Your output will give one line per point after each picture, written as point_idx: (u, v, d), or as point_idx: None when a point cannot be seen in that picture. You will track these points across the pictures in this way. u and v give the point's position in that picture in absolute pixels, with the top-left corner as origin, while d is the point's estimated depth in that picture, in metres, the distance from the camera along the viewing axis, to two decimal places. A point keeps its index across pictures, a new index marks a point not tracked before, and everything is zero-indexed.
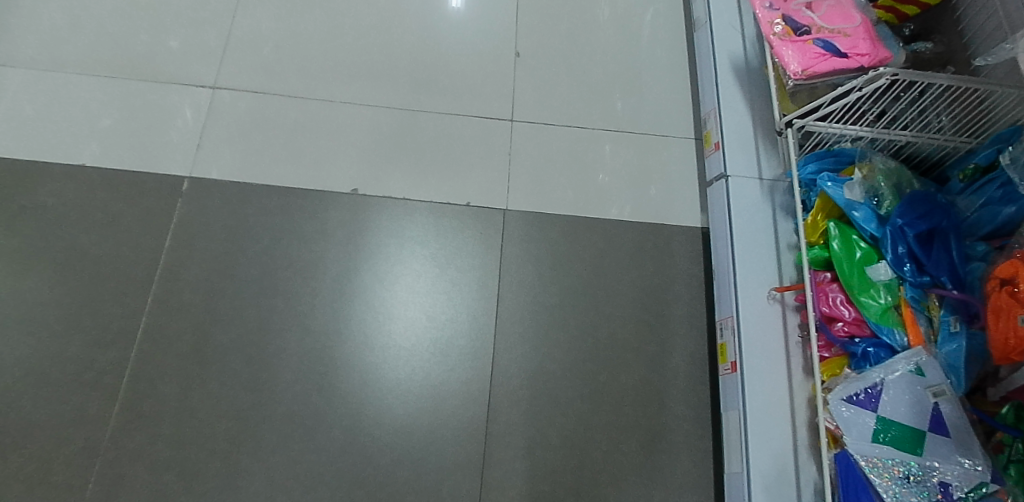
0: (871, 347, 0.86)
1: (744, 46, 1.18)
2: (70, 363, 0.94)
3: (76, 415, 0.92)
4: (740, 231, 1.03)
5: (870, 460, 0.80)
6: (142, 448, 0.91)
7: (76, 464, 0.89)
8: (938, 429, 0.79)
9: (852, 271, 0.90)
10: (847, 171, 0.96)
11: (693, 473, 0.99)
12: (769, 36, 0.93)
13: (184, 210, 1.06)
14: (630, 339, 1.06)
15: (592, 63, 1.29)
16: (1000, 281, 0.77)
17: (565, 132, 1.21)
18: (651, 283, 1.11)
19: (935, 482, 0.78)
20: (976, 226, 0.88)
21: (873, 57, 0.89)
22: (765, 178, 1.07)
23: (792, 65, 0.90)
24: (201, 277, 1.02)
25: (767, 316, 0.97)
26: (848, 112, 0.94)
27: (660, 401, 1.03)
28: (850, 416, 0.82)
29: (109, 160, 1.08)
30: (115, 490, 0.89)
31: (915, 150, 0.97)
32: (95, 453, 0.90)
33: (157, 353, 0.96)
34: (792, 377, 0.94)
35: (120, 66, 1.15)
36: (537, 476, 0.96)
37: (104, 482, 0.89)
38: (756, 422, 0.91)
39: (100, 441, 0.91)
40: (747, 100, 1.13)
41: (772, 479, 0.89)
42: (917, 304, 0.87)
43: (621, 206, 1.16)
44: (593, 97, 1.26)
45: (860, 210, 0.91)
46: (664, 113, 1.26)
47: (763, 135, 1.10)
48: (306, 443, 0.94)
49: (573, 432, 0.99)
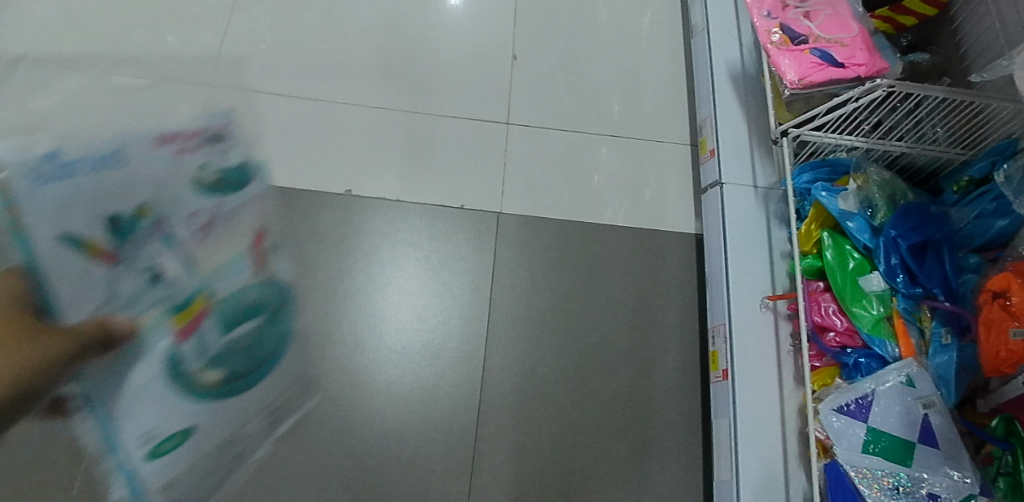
0: (863, 358, 0.86)
1: (741, 53, 1.18)
2: None
3: None
4: (733, 239, 1.03)
5: (860, 471, 0.79)
6: None
7: (60, 463, 0.88)
8: (928, 441, 0.79)
9: (845, 281, 0.90)
10: (841, 182, 0.96)
11: (682, 480, 0.99)
12: (766, 45, 0.93)
13: None
14: (622, 344, 1.06)
15: (589, 68, 1.29)
16: (992, 293, 0.77)
17: (561, 135, 1.21)
18: (643, 288, 1.10)
19: (924, 493, 0.77)
20: (969, 237, 0.88)
21: (870, 67, 0.89)
22: (759, 185, 1.07)
23: (789, 74, 0.90)
24: None
25: (759, 325, 0.97)
26: (844, 122, 0.94)
27: (650, 406, 1.03)
28: (840, 426, 0.82)
29: None
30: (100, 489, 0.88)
31: (910, 161, 0.98)
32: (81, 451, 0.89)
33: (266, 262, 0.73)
34: (783, 386, 0.94)
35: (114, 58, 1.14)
36: (526, 480, 0.96)
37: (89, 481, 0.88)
38: (747, 431, 0.91)
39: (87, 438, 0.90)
40: (742, 108, 1.14)
41: (762, 488, 0.88)
42: (909, 315, 0.87)
43: (616, 210, 1.16)
44: (590, 101, 1.26)
45: (854, 220, 0.91)
46: (660, 119, 1.27)
47: (758, 142, 1.10)
48: (294, 444, 0.93)
49: (564, 437, 0.99)
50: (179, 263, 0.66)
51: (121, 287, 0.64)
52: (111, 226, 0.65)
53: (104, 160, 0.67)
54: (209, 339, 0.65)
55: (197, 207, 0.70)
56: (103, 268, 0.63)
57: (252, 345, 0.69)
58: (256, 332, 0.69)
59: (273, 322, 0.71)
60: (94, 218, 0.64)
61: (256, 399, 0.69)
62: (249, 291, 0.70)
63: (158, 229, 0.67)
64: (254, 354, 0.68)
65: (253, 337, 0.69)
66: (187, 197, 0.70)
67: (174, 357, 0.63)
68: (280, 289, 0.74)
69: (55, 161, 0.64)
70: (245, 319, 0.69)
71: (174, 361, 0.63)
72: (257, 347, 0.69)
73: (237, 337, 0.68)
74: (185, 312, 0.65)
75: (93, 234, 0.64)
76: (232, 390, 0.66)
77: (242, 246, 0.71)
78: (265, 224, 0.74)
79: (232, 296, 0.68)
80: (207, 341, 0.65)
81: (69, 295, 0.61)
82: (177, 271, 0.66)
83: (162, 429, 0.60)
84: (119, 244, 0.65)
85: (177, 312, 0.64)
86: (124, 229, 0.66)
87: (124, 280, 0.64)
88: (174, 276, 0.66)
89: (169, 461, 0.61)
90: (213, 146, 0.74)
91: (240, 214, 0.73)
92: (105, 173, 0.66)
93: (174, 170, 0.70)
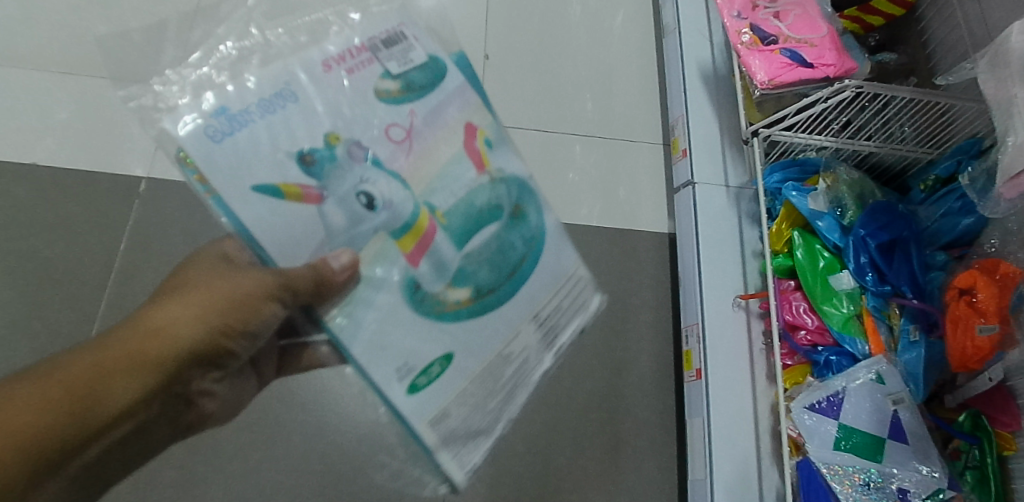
0: (833, 356, 0.87)
1: (712, 53, 1.19)
2: (19, 370, 0.92)
3: None
4: (705, 238, 1.03)
5: (832, 468, 0.80)
6: None
7: None
8: (899, 438, 0.80)
9: (815, 280, 0.91)
10: (810, 181, 0.97)
11: (657, 478, 0.99)
12: (737, 45, 0.94)
13: (141, 211, 1.04)
14: (596, 344, 1.05)
15: (562, 66, 1.29)
16: (958, 291, 0.78)
17: (534, 134, 1.21)
18: (618, 288, 1.10)
19: (894, 488, 0.78)
20: (936, 235, 0.90)
21: (838, 67, 0.89)
22: (730, 184, 1.08)
23: (760, 75, 0.90)
24: (159, 280, 1.01)
25: (731, 324, 0.97)
26: (814, 122, 0.94)
27: (625, 406, 1.02)
28: (812, 423, 0.82)
29: (65, 157, 1.06)
30: None
31: (878, 160, 0.99)
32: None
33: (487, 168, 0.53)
34: (756, 384, 0.94)
35: (80, 61, 1.14)
36: (500, 483, 0.95)
37: None
38: (720, 429, 0.91)
39: None
40: (714, 107, 1.14)
41: (735, 486, 0.89)
42: (878, 313, 0.88)
43: (589, 208, 1.16)
44: (564, 100, 1.25)
45: (824, 220, 0.93)
46: (634, 117, 1.27)
47: (730, 142, 1.11)
48: (264, 451, 0.93)
49: (539, 438, 0.98)
50: (389, 186, 0.47)
51: (334, 225, 0.45)
52: (302, 162, 0.45)
53: (277, 98, 0.46)
54: (445, 253, 0.49)
55: (390, 119, 0.49)
56: (313, 206, 0.45)
57: (498, 256, 0.52)
58: (510, 238, 0.53)
59: (517, 225, 0.54)
60: (284, 154, 0.45)
61: (527, 306, 0.53)
62: (481, 190, 0.52)
63: (355, 151, 0.47)
64: (500, 264, 0.52)
65: (493, 246, 0.52)
66: (373, 105, 0.49)
67: (416, 279, 0.48)
68: (516, 180, 0.55)
69: (225, 113, 0.44)
70: (488, 224, 0.52)
71: (411, 284, 0.48)
72: (500, 257, 0.52)
73: (478, 246, 0.51)
74: (418, 225, 0.48)
75: (286, 173, 0.44)
76: (486, 306, 0.51)
77: (461, 144, 0.52)
78: (476, 116, 0.54)
79: (462, 201, 0.51)
80: (464, 257, 0.50)
81: (277, 242, 0.44)
82: (388, 194, 0.47)
83: (417, 358, 0.47)
84: (319, 179, 0.45)
85: (406, 231, 0.47)
86: (318, 162, 0.46)
87: (334, 215, 0.45)
88: (387, 199, 0.47)
89: (431, 396, 0.47)
90: (387, 46, 0.51)
91: (457, 106, 0.53)
92: (280, 111, 0.45)
93: (349, 83, 0.49)
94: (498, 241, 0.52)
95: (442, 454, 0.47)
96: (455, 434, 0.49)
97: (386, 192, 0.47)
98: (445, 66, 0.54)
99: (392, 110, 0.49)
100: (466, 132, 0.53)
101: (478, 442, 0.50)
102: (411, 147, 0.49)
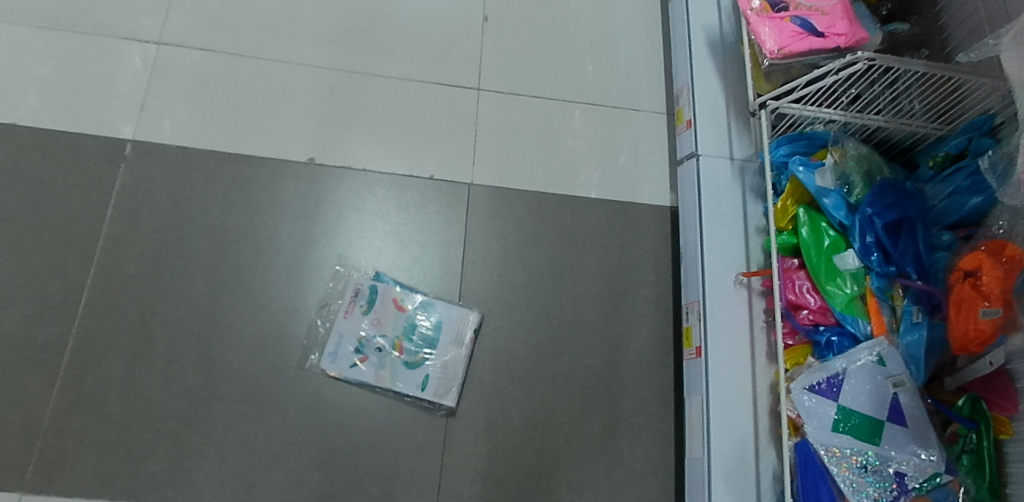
0: (835, 336, 0.86)
1: (720, 17, 1.14)
2: (5, 340, 0.91)
3: (14, 396, 0.89)
4: (708, 213, 1.01)
5: (829, 450, 0.80)
6: (88, 429, 0.88)
7: (16, 445, 0.87)
8: (898, 420, 0.80)
9: (819, 259, 0.89)
10: (818, 155, 0.94)
11: (653, 454, 1.00)
12: (746, 11, 0.90)
13: (127, 176, 1.01)
14: (595, 320, 1.05)
15: (563, 29, 1.24)
16: (964, 273, 0.77)
17: (534, 101, 1.17)
18: (617, 262, 1.09)
19: (892, 471, 0.79)
20: (943, 215, 0.87)
21: (849, 37, 0.86)
22: (735, 157, 1.05)
23: (769, 44, 0.87)
24: (146, 249, 0.98)
25: (731, 302, 0.96)
26: (823, 96, 0.91)
27: (622, 382, 1.02)
28: (811, 405, 0.81)
29: (46, 117, 1.02)
30: (60, 470, 0.86)
31: (886, 135, 0.96)
32: (35, 434, 0.87)
33: (406, 306, 1.01)
34: (756, 363, 0.94)
35: (58, 15, 1.08)
36: (496, 458, 0.95)
37: (46, 462, 0.87)
38: (718, 408, 0.91)
39: (41, 420, 0.89)
40: (720, 76, 1.10)
41: (731, 464, 0.89)
42: (881, 294, 0.86)
43: (589, 179, 1.13)
44: (564, 65, 1.21)
45: (830, 197, 0.90)
46: (637, 84, 1.23)
47: (735, 113, 1.08)
48: (259, 425, 0.92)
49: (536, 414, 0.98)
50: (383, 340, 0.99)
51: (370, 374, 0.96)
52: (359, 359, 0.97)
53: (338, 340, 0.97)
54: (410, 352, 0.99)
55: (369, 321, 1.00)
56: (365, 363, 0.97)
57: (432, 336, 1.00)
58: (432, 329, 1.00)
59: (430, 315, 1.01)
60: (349, 361, 0.97)
61: (449, 341, 0.99)
62: (411, 317, 1.00)
63: (366, 338, 0.99)
64: (431, 339, 0.99)
65: (428, 335, 1.00)
66: (361, 319, 1.00)
67: (404, 363, 0.98)
68: (425, 301, 1.01)
69: (330, 354, 0.97)
70: (423, 330, 1.00)
71: (406, 364, 0.98)
72: (433, 337, 0.99)
73: (423, 334, 1.00)
74: (396, 344, 0.99)
75: (353, 358, 0.97)
76: (433, 355, 0.99)
77: (396, 312, 1.00)
78: (397, 294, 1.01)
79: (408, 326, 1.00)
80: (419, 343, 0.99)
81: (362, 376, 0.96)
82: (384, 342, 0.99)
83: (416, 381, 0.97)
84: (360, 352, 0.98)
85: (393, 349, 0.99)
86: (360, 351, 0.98)
87: (371, 367, 0.97)
88: (384, 345, 0.99)
89: (434, 387, 0.97)
90: (356, 294, 1.00)
91: (387, 295, 1.01)
92: (340, 350, 0.97)
93: (348, 318, 0.99)
94: (429, 329, 1.00)
95: (442, 401, 0.96)
96: (446, 391, 0.97)
97: (383, 342, 0.99)
98: (377, 285, 1.01)
99: (370, 315, 1.00)
100: (395, 303, 1.01)
101: (456, 385, 0.97)
102: (381, 323, 1.00)
